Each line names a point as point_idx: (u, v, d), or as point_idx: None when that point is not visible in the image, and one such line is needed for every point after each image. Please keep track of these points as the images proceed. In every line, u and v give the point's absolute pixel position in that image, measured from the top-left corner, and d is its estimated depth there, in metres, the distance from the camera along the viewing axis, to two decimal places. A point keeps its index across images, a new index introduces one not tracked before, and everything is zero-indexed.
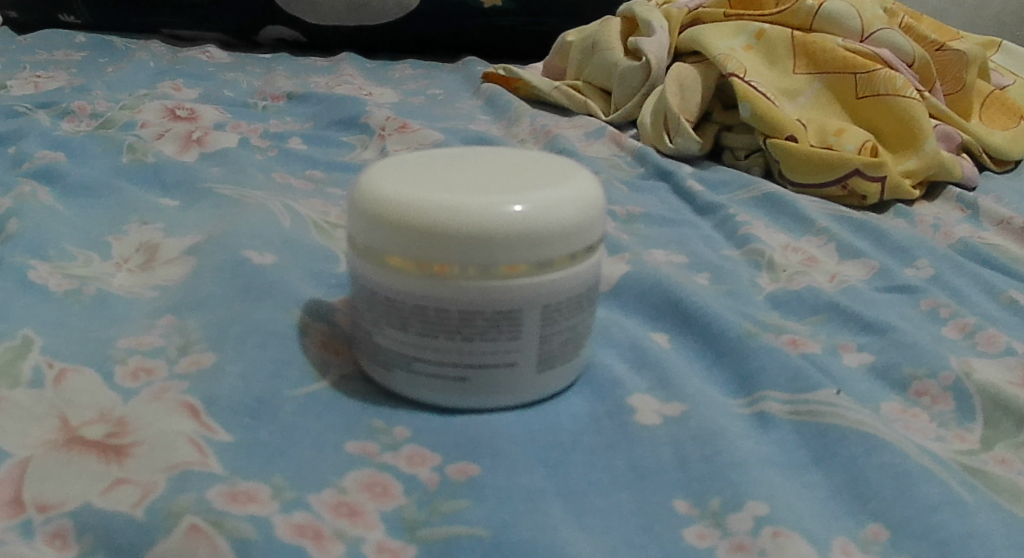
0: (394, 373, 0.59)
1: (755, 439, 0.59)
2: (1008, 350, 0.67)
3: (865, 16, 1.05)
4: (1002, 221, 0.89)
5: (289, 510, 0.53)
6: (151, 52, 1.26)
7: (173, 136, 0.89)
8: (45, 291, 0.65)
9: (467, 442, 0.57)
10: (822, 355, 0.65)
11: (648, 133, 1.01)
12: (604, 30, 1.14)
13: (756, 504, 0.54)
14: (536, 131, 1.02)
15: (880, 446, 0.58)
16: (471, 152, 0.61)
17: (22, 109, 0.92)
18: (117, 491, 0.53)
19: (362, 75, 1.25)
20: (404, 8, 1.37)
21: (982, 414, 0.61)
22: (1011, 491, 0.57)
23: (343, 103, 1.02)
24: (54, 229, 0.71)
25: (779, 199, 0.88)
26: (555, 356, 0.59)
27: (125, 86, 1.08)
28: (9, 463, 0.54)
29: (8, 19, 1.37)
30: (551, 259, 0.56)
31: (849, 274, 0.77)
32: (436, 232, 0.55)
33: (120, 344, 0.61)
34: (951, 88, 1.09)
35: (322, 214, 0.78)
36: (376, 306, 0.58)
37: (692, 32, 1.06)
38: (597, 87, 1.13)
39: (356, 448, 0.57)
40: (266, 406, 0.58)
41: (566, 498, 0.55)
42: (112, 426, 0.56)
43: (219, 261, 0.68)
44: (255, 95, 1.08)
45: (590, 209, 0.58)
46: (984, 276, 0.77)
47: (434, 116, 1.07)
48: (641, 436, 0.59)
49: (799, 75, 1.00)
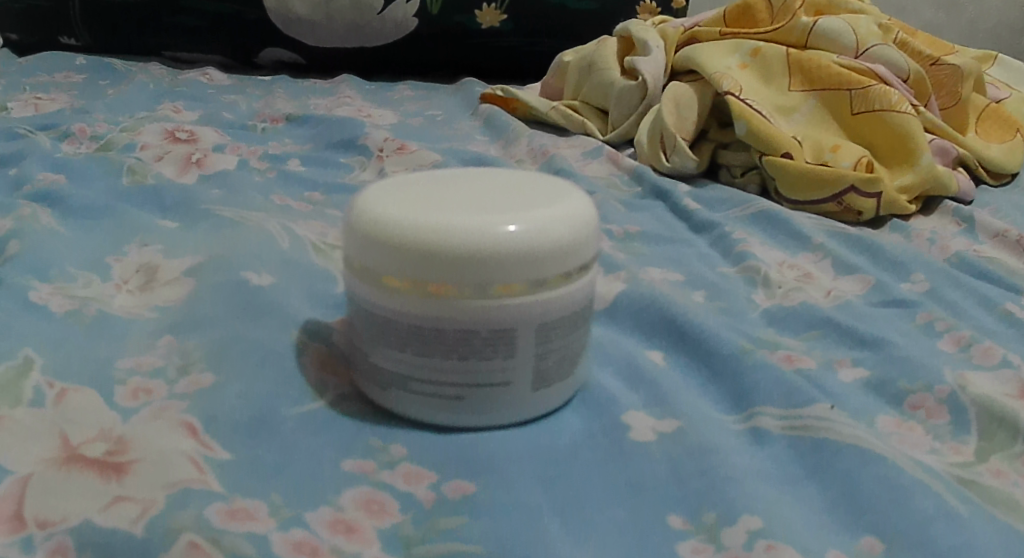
0: (391, 393, 0.59)
1: (750, 454, 0.59)
2: (1004, 362, 0.67)
3: (860, 33, 1.06)
4: (998, 234, 0.89)
5: (287, 527, 0.53)
6: (151, 74, 1.27)
7: (173, 158, 0.90)
8: (46, 311, 0.66)
9: (464, 460, 0.57)
10: (818, 370, 0.66)
11: (645, 152, 1.02)
12: (600, 50, 1.15)
13: (751, 518, 0.55)
14: (534, 152, 1.03)
15: (875, 459, 0.58)
16: (466, 173, 0.62)
17: (23, 131, 0.93)
18: (117, 508, 0.53)
19: (362, 97, 1.26)
20: (404, 29, 1.38)
21: (978, 426, 0.62)
22: (1008, 503, 0.57)
23: (342, 124, 1.03)
24: (54, 250, 0.71)
25: (775, 216, 0.89)
26: (551, 374, 0.59)
27: (126, 109, 1.09)
28: (10, 480, 0.54)
29: (9, 40, 1.38)
30: (546, 279, 0.57)
31: (845, 290, 0.78)
32: (432, 251, 0.55)
33: (120, 365, 0.62)
34: (947, 102, 1.09)
35: (320, 236, 0.78)
36: (373, 326, 0.58)
37: (688, 51, 1.07)
38: (595, 107, 1.13)
39: (354, 465, 0.57)
40: (264, 425, 0.58)
41: (563, 514, 0.55)
42: (112, 444, 0.56)
43: (218, 281, 0.68)
44: (255, 116, 1.09)
45: (584, 228, 0.58)
46: (980, 289, 0.77)
47: (432, 137, 1.08)
48: (637, 452, 0.59)
49: (794, 92, 1.01)
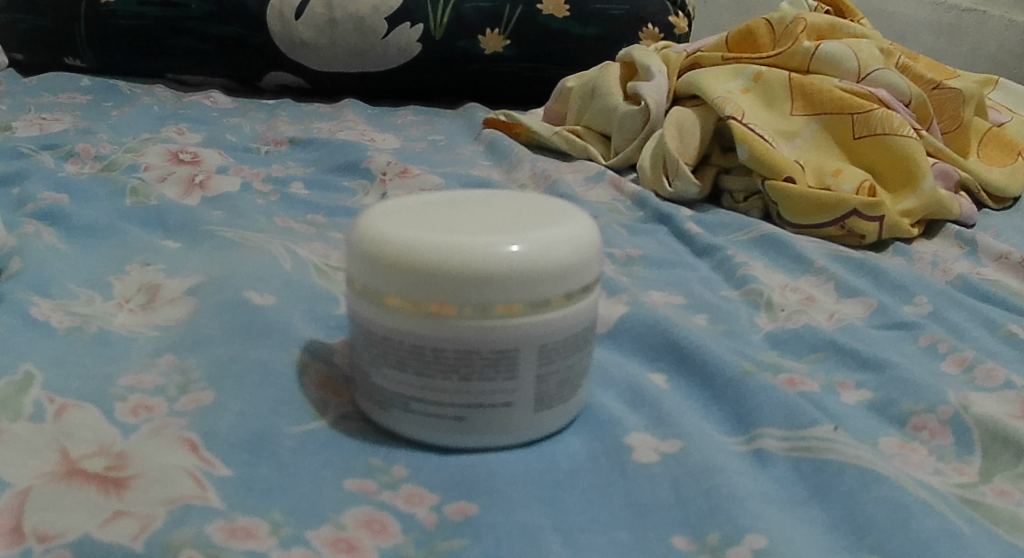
0: (392, 413, 0.59)
1: (753, 475, 0.59)
2: (1007, 384, 0.67)
3: (862, 57, 1.06)
4: (1001, 256, 0.89)
5: (287, 546, 0.53)
6: (156, 97, 1.27)
7: (176, 179, 0.90)
8: (47, 327, 0.66)
9: (465, 482, 0.57)
10: (821, 393, 0.65)
11: (648, 177, 1.02)
12: (603, 75, 1.15)
13: (755, 537, 0.54)
14: (536, 176, 1.03)
15: (880, 480, 0.58)
16: (470, 196, 0.61)
17: (27, 150, 0.93)
18: (117, 524, 0.53)
19: (365, 121, 1.26)
20: (406, 55, 1.39)
21: (981, 446, 0.62)
22: (1011, 522, 0.57)
23: (344, 148, 1.03)
24: (56, 268, 0.72)
25: (778, 240, 0.89)
26: (552, 396, 0.59)
27: (129, 130, 1.09)
28: (9, 494, 0.54)
29: (14, 60, 1.40)
30: (547, 299, 0.57)
31: (848, 313, 0.77)
32: (434, 270, 0.55)
33: (120, 383, 0.62)
34: (949, 126, 1.09)
35: (323, 257, 0.78)
36: (374, 346, 0.58)
37: (690, 77, 1.07)
38: (597, 133, 1.14)
39: (355, 485, 0.57)
40: (265, 443, 0.58)
41: (565, 534, 0.55)
42: (112, 460, 0.56)
43: (220, 302, 0.68)
44: (258, 139, 1.09)
45: (586, 249, 0.58)
46: (983, 312, 0.77)
47: (435, 161, 1.08)
48: (639, 474, 0.58)
49: (797, 116, 1.01)
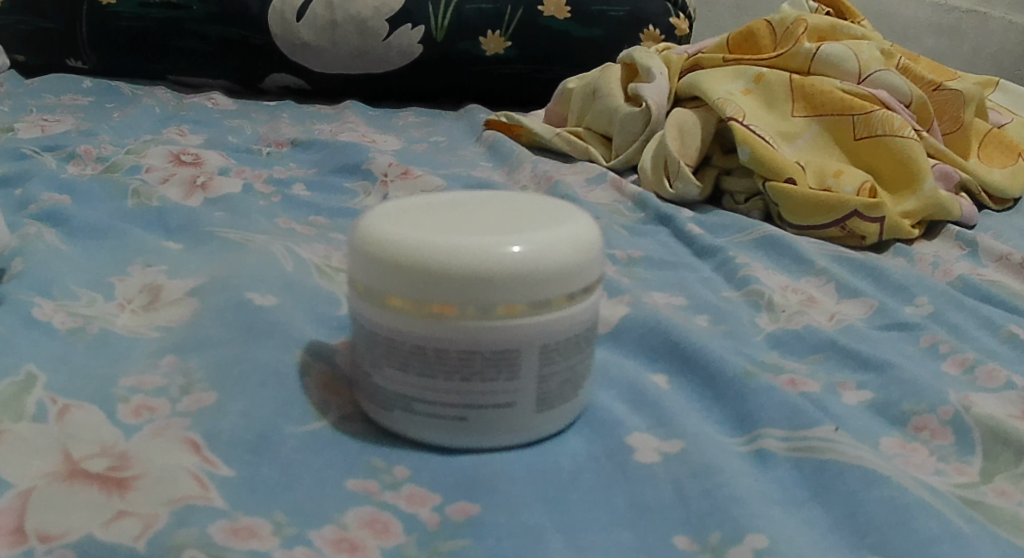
0: (393, 413, 0.59)
1: (754, 475, 0.59)
2: (1008, 384, 0.67)
3: (863, 58, 1.06)
4: (1002, 257, 0.89)
5: (289, 545, 0.53)
6: (157, 98, 1.28)
7: (178, 181, 0.91)
8: (49, 328, 0.66)
9: (467, 482, 0.57)
10: (822, 394, 0.65)
11: (649, 178, 1.02)
12: (604, 77, 1.15)
13: (756, 537, 0.54)
14: (537, 177, 1.03)
15: (881, 480, 0.58)
16: (472, 197, 0.62)
17: (29, 152, 0.93)
18: (119, 524, 0.53)
19: (366, 123, 1.26)
20: (407, 56, 1.39)
21: (982, 446, 0.62)
22: (1011, 522, 0.57)
23: (346, 149, 1.03)
24: (58, 269, 0.72)
25: (779, 241, 0.89)
26: (554, 397, 0.59)
27: (130, 132, 1.09)
28: (11, 494, 0.54)
29: (16, 61, 1.39)
30: (548, 300, 0.57)
31: (849, 313, 0.77)
32: (436, 271, 0.56)
33: (123, 383, 0.62)
34: (950, 127, 1.09)
35: (324, 258, 0.78)
36: (376, 346, 0.58)
37: (691, 78, 1.07)
38: (598, 134, 1.14)
39: (357, 485, 0.57)
40: (267, 443, 0.58)
41: (567, 534, 0.55)
42: (114, 460, 0.56)
43: (222, 302, 0.69)
44: (260, 141, 1.10)
45: (587, 249, 0.58)
46: (984, 312, 0.77)
47: (436, 163, 1.08)
48: (641, 475, 0.59)
49: (797, 118, 1.01)
